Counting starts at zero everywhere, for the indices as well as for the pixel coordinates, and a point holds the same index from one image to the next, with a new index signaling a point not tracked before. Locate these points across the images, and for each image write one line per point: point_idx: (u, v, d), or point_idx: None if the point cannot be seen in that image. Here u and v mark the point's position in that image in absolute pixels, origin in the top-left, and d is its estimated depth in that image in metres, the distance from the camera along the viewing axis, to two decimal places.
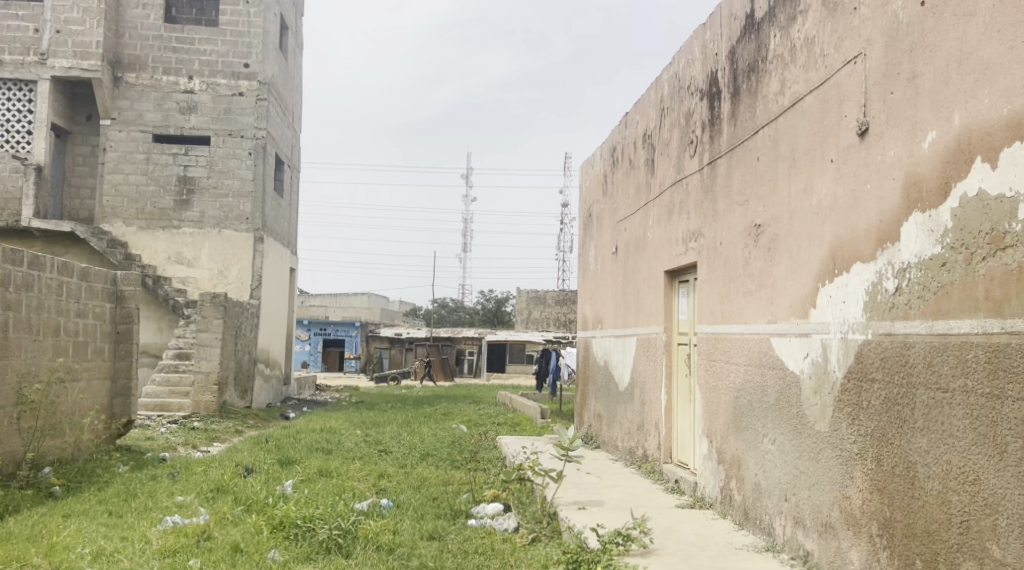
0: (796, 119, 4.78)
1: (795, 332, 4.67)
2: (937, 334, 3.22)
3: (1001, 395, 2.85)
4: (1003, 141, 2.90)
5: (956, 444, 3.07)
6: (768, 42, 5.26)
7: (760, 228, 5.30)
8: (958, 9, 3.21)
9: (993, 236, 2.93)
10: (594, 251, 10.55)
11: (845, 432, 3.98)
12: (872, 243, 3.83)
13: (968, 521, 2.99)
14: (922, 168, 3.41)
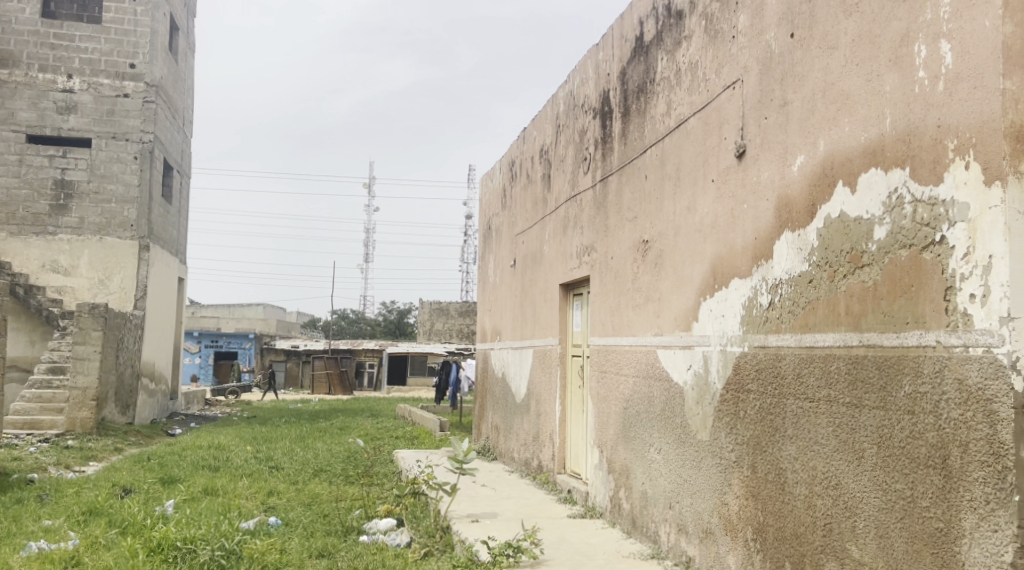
0: (681, 139, 4.98)
1: (679, 344, 4.85)
2: (806, 347, 3.40)
3: (860, 403, 2.96)
4: (861, 167, 3.06)
5: (821, 450, 3.23)
6: (656, 64, 5.46)
7: (647, 244, 5.48)
8: (822, 43, 3.41)
9: (852, 256, 3.10)
10: (493, 263, 10.64)
11: (724, 441, 4.15)
12: (749, 259, 4.02)
13: (831, 524, 3.14)
14: (792, 190, 3.61)
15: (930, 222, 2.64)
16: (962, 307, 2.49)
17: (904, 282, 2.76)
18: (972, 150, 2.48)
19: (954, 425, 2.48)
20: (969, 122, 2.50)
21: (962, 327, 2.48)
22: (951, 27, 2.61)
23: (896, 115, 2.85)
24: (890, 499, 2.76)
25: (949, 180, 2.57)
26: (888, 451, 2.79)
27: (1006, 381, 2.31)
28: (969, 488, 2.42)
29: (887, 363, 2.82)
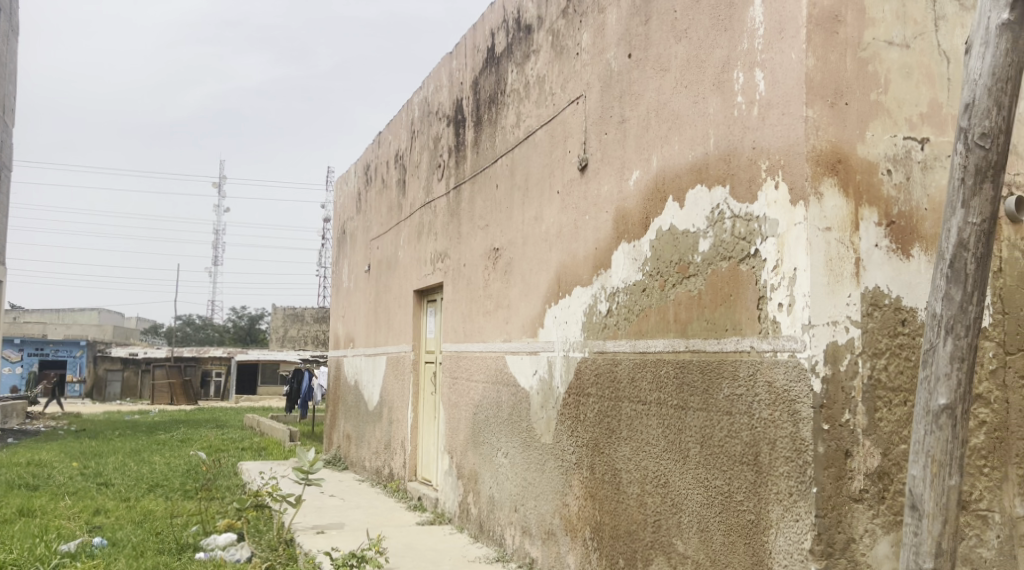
0: (529, 150, 5.11)
1: (526, 350, 4.96)
2: (639, 352, 3.57)
3: (686, 405, 3.14)
4: (688, 183, 3.25)
5: (651, 450, 3.40)
6: (506, 76, 5.57)
7: (497, 251, 5.57)
8: (656, 65, 3.60)
9: (680, 267, 3.28)
10: (347, 268, 10.47)
11: (565, 444, 4.28)
12: (590, 268, 4.18)
13: (658, 520, 3.32)
14: (628, 203, 3.78)
15: (746, 237, 2.85)
16: (771, 315, 2.70)
17: (724, 291, 2.97)
18: (780, 172, 2.70)
19: (765, 423, 2.68)
20: (779, 146, 2.72)
21: (772, 333, 2.69)
22: (765, 57, 2.83)
23: (718, 136, 3.05)
24: (711, 494, 2.94)
25: (762, 199, 2.78)
26: (709, 450, 2.98)
27: (806, 382, 2.53)
28: (776, 482, 2.62)
29: (709, 367, 3.00)
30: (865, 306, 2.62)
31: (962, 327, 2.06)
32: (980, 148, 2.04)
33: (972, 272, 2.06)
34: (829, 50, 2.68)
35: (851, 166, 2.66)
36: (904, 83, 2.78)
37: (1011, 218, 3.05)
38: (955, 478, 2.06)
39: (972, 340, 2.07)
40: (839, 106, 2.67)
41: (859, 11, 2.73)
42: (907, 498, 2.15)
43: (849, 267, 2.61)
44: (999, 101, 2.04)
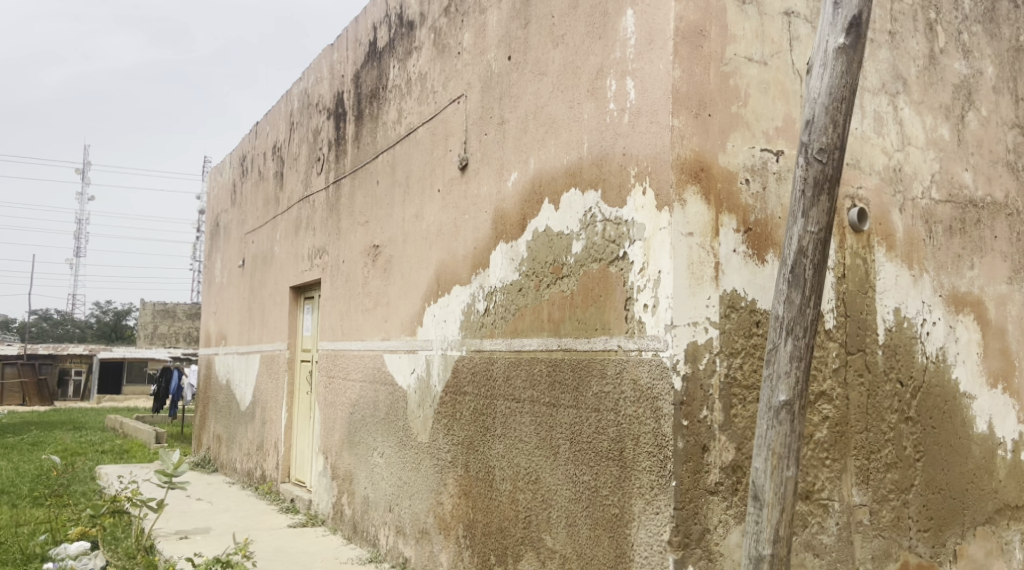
0: (410, 147, 5.09)
1: (404, 349, 4.94)
2: (514, 350, 3.62)
3: (557, 402, 3.21)
4: (562, 186, 3.32)
5: (524, 448, 3.46)
6: (388, 71, 5.52)
7: (377, 249, 5.52)
8: (534, 68, 3.66)
9: (554, 267, 3.35)
10: (220, 263, 10.09)
11: (441, 442, 4.29)
12: (468, 267, 4.19)
13: (529, 516, 3.37)
14: (506, 204, 3.81)
15: (616, 240, 2.94)
16: (637, 316, 2.80)
17: (594, 291, 3.05)
18: (648, 177, 2.81)
19: (630, 420, 2.78)
20: (646, 153, 2.83)
21: (637, 333, 2.79)
22: (635, 66, 2.93)
23: (592, 141, 3.13)
24: (579, 489, 3.02)
25: (631, 203, 2.88)
26: (578, 446, 3.06)
27: (668, 380, 2.64)
28: (638, 477, 2.72)
29: (579, 365, 3.08)
30: (723, 308, 2.76)
31: (801, 329, 2.21)
32: (819, 162, 2.20)
33: (811, 277, 2.21)
34: (694, 63, 2.80)
35: (713, 175, 2.79)
36: (762, 97, 2.94)
37: (855, 228, 3.28)
38: (792, 470, 2.21)
39: (810, 341, 2.23)
40: (702, 117, 2.79)
41: (722, 28, 2.87)
42: (750, 490, 2.28)
43: (708, 271, 2.74)
44: (834, 119, 2.20)
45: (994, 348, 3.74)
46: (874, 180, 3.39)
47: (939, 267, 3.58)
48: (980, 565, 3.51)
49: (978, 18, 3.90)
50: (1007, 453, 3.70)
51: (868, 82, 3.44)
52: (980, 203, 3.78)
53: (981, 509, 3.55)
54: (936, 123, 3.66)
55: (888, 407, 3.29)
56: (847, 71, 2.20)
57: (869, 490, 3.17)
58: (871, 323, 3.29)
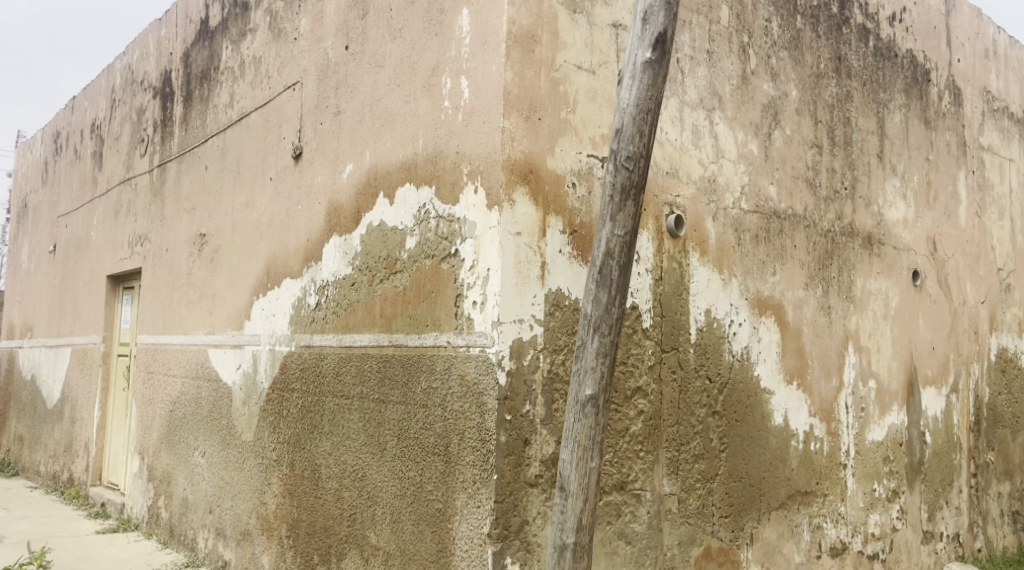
0: (242, 134, 4.89)
1: (230, 344, 4.74)
2: (344, 346, 3.57)
3: (386, 398, 3.19)
4: (397, 181, 3.30)
5: (351, 445, 3.41)
6: (220, 52, 5.28)
7: (203, 238, 5.26)
8: (370, 60, 3.62)
9: (387, 262, 3.32)
10: (27, 247, 9.26)
11: (266, 440, 4.16)
12: (299, 260, 4.08)
13: (353, 514, 3.33)
14: (340, 196, 3.74)
15: (448, 237, 2.96)
16: (466, 312, 2.83)
17: (426, 288, 3.06)
18: (479, 176, 2.85)
19: (456, 415, 2.81)
20: (479, 152, 2.86)
21: (466, 329, 2.83)
22: (469, 66, 2.97)
23: (426, 137, 3.13)
24: (405, 485, 3.02)
25: (463, 201, 2.92)
26: (405, 442, 3.05)
27: (493, 375, 2.69)
28: (462, 472, 2.76)
29: (408, 361, 3.08)
30: (548, 306, 2.85)
31: (607, 326, 2.33)
32: (626, 169, 2.32)
33: (616, 277, 2.33)
34: (525, 67, 2.87)
35: (541, 177, 2.87)
36: (589, 105, 3.06)
37: (671, 234, 3.48)
38: (596, 461, 2.32)
39: (614, 338, 2.34)
40: (532, 120, 2.87)
41: (552, 34, 2.97)
42: (557, 481, 2.37)
43: (535, 269, 2.81)
44: (641, 129, 2.33)
45: (791, 348, 4.09)
46: (690, 190, 3.62)
47: (746, 272, 3.87)
48: (773, 546, 3.84)
49: (785, 44, 4.24)
50: (800, 443, 4.06)
51: (687, 97, 3.66)
52: (783, 214, 4.12)
53: (775, 495, 3.87)
54: (746, 139, 3.95)
55: (697, 402, 3.51)
56: (653, 85, 2.34)
57: (678, 480, 3.37)
58: (684, 323, 3.50)
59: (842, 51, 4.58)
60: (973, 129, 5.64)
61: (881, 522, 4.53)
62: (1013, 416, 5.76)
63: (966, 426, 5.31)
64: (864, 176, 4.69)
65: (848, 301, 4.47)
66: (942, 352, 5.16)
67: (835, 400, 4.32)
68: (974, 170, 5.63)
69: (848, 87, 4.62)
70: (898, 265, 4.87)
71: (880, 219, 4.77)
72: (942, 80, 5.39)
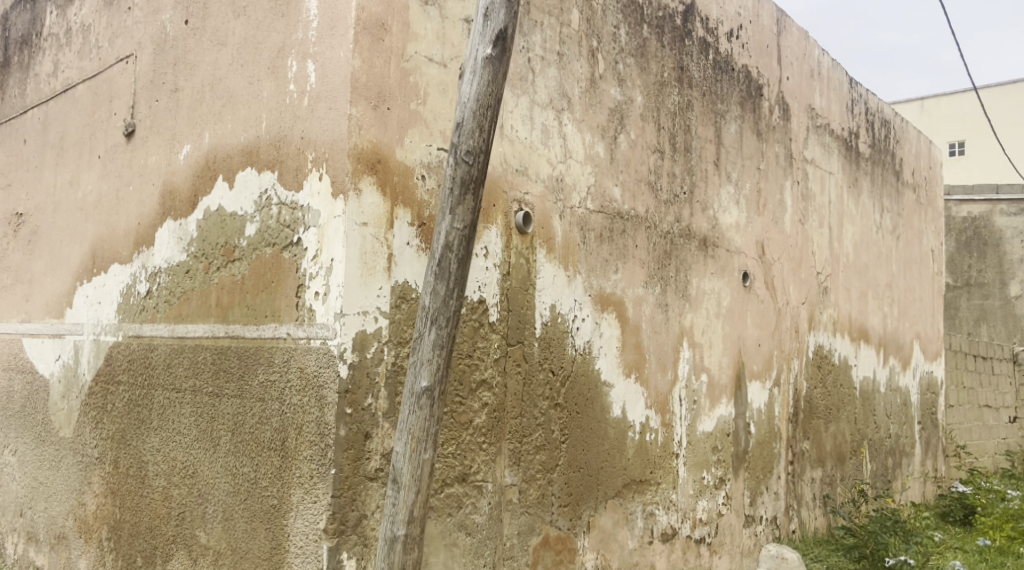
0: (67, 107, 4.53)
1: (49, 332, 4.39)
2: (177, 337, 3.38)
3: (220, 391, 3.05)
4: (237, 165, 3.16)
5: (181, 440, 3.25)
6: (43, 17, 4.87)
7: (19, 217, 4.84)
8: (212, 37, 3.45)
9: (225, 249, 3.18)
10: None
11: (87, 437, 3.89)
12: (129, 245, 3.83)
13: (182, 512, 3.17)
14: (176, 178, 3.54)
15: (291, 225, 2.88)
16: (308, 303, 2.76)
17: (266, 277, 2.95)
18: (324, 164, 2.77)
19: (294, 408, 2.73)
20: (324, 139, 2.79)
21: (307, 321, 2.75)
22: (316, 50, 2.89)
23: (270, 121, 3.02)
24: (238, 482, 2.91)
25: (307, 188, 2.83)
26: (240, 437, 2.94)
27: (334, 368, 2.64)
28: (299, 466, 2.69)
29: (245, 353, 2.96)
30: (394, 298, 2.83)
31: (444, 318, 2.33)
32: (465, 163, 2.33)
33: (454, 270, 2.35)
34: (374, 55, 2.83)
35: (389, 168, 2.84)
36: (439, 98, 3.06)
37: (519, 230, 3.54)
38: (429, 452, 2.33)
39: (450, 330, 2.36)
40: (380, 110, 2.83)
41: (403, 25, 2.94)
42: (390, 473, 2.36)
43: (381, 261, 2.79)
44: (480, 124, 2.34)
45: (630, 343, 4.26)
46: (538, 188, 3.69)
47: (590, 269, 3.99)
48: (608, 534, 3.99)
49: (632, 52, 4.40)
50: (637, 434, 4.23)
51: (537, 97, 3.72)
52: (626, 215, 4.28)
53: (612, 484, 4.03)
54: (593, 141, 4.08)
55: (540, 394, 3.59)
56: (492, 81, 2.36)
57: (519, 470, 3.44)
58: (530, 318, 3.57)
59: (684, 62, 4.81)
60: (799, 142, 6.08)
61: (708, 508, 4.80)
62: (826, 408, 6.27)
63: (786, 417, 5.73)
64: (701, 182, 4.95)
65: (683, 299, 4.70)
66: (766, 349, 5.53)
67: (669, 393, 4.54)
68: (799, 181, 6.07)
69: (689, 96, 4.86)
70: (730, 266, 5.17)
71: (715, 223, 5.05)
72: (773, 95, 5.78)
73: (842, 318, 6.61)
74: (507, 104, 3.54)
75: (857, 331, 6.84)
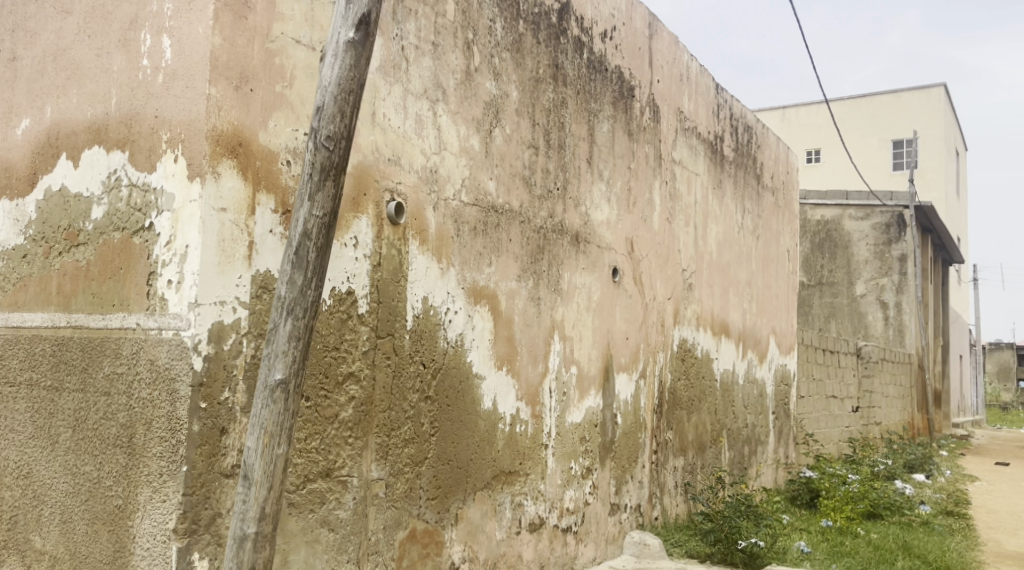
0: None
1: None
2: (11, 327, 3.13)
3: (60, 385, 2.85)
4: (84, 143, 2.95)
5: (15, 438, 3.01)
6: None
7: None
8: (56, 4, 3.20)
9: (68, 233, 2.97)
10: None
11: None
12: None
13: (15, 516, 2.95)
14: (13, 154, 3.27)
15: (142, 208, 2.72)
16: (159, 292, 2.62)
17: (113, 263, 2.77)
18: (180, 145, 2.63)
19: (142, 403, 2.58)
20: (180, 119, 2.64)
21: (158, 310, 2.62)
22: (173, 24, 2.73)
23: (121, 98, 2.84)
24: (78, 482, 2.73)
25: (160, 170, 2.68)
26: (81, 434, 2.75)
27: (187, 361, 2.52)
28: (147, 464, 2.55)
29: (89, 344, 2.78)
30: (254, 288, 2.73)
31: (301, 309, 2.26)
32: (326, 149, 2.27)
33: (313, 259, 2.28)
34: (236, 33, 2.70)
35: (251, 152, 2.73)
36: (306, 82, 2.97)
37: (391, 220, 3.49)
38: (283, 447, 2.25)
39: (308, 321, 2.29)
40: (242, 91, 2.72)
41: (268, 4, 2.82)
42: (242, 469, 2.27)
43: (241, 249, 2.68)
44: (342, 109, 2.28)
45: (502, 336, 4.28)
46: (411, 178, 3.65)
47: (463, 262, 3.98)
48: (476, 526, 4.00)
49: (507, 47, 4.41)
50: (507, 426, 4.26)
51: (411, 86, 3.67)
52: (500, 209, 4.29)
53: (481, 476, 4.04)
54: (467, 133, 4.07)
55: (410, 388, 3.56)
56: (354, 66, 2.30)
57: (386, 464, 3.40)
58: (401, 310, 3.53)
59: (559, 59, 4.87)
60: (668, 143, 6.28)
61: (575, 497, 4.91)
62: (689, 399, 6.53)
63: (651, 408, 5.92)
64: (574, 178, 5.03)
65: (555, 293, 4.77)
66: (634, 342, 5.70)
67: (540, 385, 4.60)
68: (667, 181, 6.28)
69: (563, 94, 4.93)
70: (601, 262, 5.29)
71: (587, 219, 5.15)
72: (644, 97, 5.94)
73: (705, 313, 6.90)
74: (380, 92, 3.47)
75: (718, 326, 7.15)
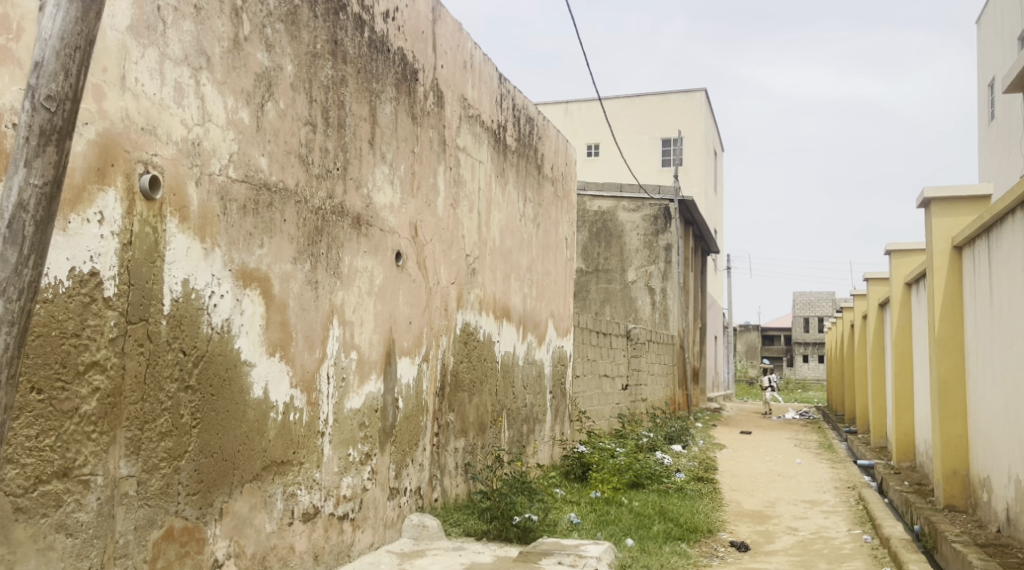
0: None
1: None
2: None
3: None
4: None
5: None
6: None
7: None
8: None
9: None
10: None
11: None
12: None
13: None
14: None
15: None
16: None
17: None
18: None
19: None
20: None
21: None
22: None
23: None
24: None
25: None
26: None
27: None
28: None
29: None
30: None
31: (15, 290, 1.99)
32: (46, 110, 2.03)
33: (31, 234, 2.03)
34: None
35: None
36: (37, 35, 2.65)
37: (145, 196, 3.21)
38: None
39: (25, 304, 2.02)
40: None
41: None
42: None
43: None
44: (66, 67, 2.05)
45: (275, 321, 4.09)
46: (169, 150, 3.38)
47: (231, 243, 3.75)
48: (243, 519, 3.80)
49: (281, 17, 4.20)
50: (279, 415, 4.09)
51: (169, 51, 3.39)
52: (273, 187, 4.09)
53: (249, 468, 3.85)
54: (236, 106, 3.83)
55: (168, 377, 3.31)
56: (82, 20, 2.08)
57: (137, 460, 3.15)
58: (156, 294, 3.26)
59: (338, 35, 4.71)
60: (451, 130, 6.31)
61: (352, 484, 4.82)
62: (470, 381, 6.63)
63: (432, 392, 5.94)
64: (355, 159, 4.90)
65: (334, 277, 4.64)
66: (416, 326, 5.68)
67: (316, 371, 4.46)
68: (451, 167, 6.30)
69: (342, 72, 4.78)
70: (383, 245, 5.22)
71: (368, 202, 5.05)
72: (427, 81, 5.91)
73: (487, 298, 7.02)
74: (132, 54, 3.17)
75: (499, 310, 7.31)
